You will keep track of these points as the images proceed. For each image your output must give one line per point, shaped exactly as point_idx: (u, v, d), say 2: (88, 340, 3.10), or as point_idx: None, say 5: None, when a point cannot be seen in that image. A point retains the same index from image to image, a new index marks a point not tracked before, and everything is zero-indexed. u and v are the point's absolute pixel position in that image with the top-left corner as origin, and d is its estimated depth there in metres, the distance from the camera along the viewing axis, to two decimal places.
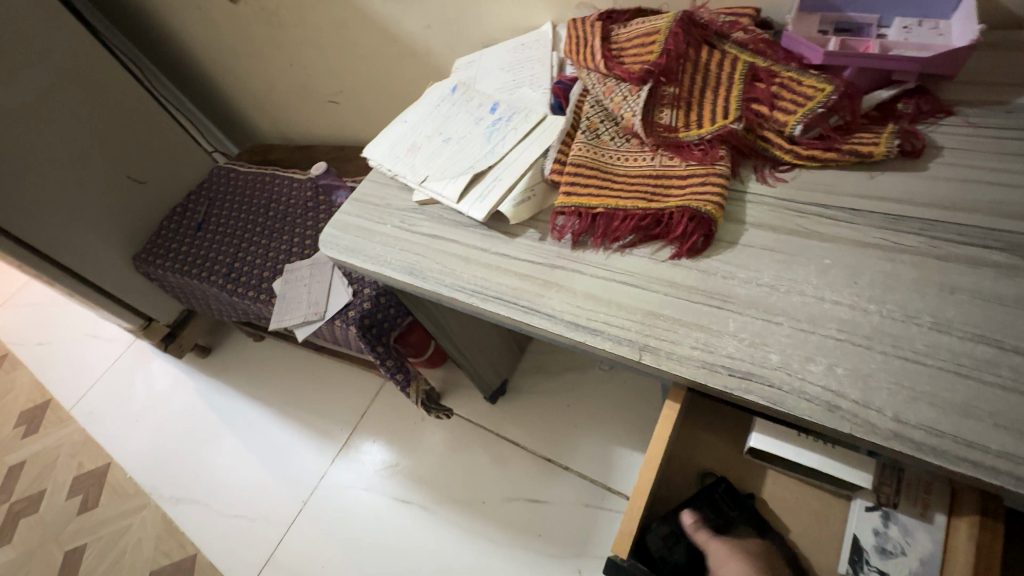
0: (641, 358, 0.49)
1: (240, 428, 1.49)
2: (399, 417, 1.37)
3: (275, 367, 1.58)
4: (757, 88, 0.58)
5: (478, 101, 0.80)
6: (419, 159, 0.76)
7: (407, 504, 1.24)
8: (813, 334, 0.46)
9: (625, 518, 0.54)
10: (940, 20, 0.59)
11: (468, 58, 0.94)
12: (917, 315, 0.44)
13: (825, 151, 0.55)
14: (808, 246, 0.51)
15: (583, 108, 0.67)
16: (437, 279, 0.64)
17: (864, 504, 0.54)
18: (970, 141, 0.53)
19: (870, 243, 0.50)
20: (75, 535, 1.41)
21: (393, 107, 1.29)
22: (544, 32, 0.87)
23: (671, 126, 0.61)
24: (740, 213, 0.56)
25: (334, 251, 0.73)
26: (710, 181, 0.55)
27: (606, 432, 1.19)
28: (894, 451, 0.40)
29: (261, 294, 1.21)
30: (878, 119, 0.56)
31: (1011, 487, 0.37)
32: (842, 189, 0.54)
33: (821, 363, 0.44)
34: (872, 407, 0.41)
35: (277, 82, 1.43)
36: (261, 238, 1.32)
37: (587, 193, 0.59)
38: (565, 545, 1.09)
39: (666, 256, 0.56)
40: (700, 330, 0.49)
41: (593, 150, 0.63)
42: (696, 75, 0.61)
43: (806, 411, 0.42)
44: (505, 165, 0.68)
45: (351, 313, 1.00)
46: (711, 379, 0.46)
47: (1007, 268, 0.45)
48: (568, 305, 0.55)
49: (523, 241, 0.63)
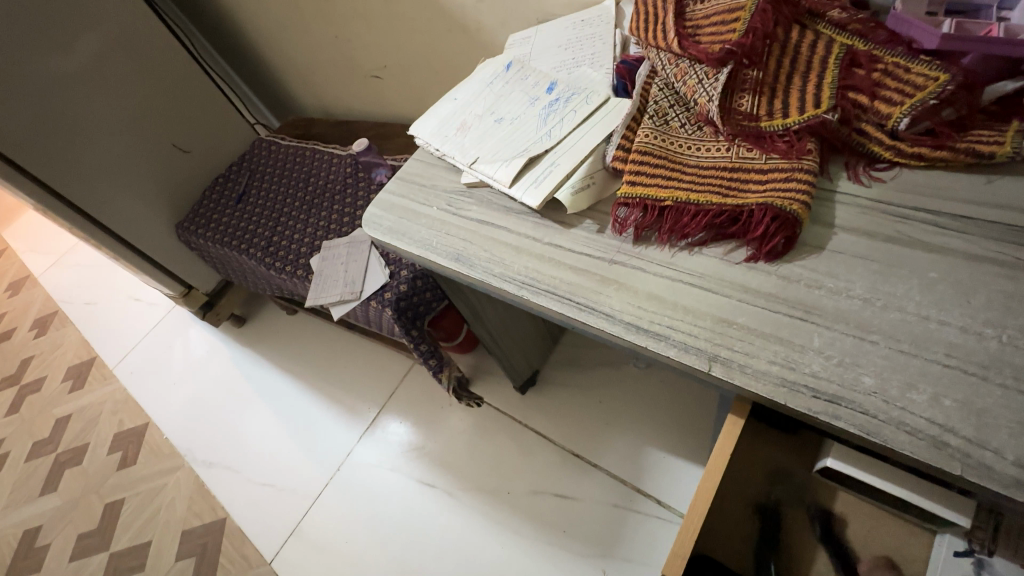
0: (711, 369, 0.45)
1: (271, 398, 1.52)
2: (426, 400, 1.37)
3: (307, 342, 1.59)
4: (856, 74, 0.51)
5: (534, 79, 0.75)
6: (469, 139, 0.72)
7: (431, 487, 1.24)
8: (915, 357, 0.40)
9: (679, 538, 0.50)
10: None
11: (523, 34, 0.89)
12: None
13: (934, 150, 0.49)
14: (908, 257, 0.46)
15: (650, 92, 0.61)
16: (485, 267, 0.61)
17: (952, 547, 0.50)
18: None
19: (984, 258, 0.44)
20: (115, 489, 1.46)
21: (438, 85, 1.25)
22: (606, 8, 0.81)
23: (752, 114, 0.55)
24: (829, 215, 0.51)
25: (377, 232, 0.71)
26: (796, 178, 0.50)
27: (640, 433, 1.15)
28: (1015, 500, 0.35)
29: (299, 270, 1.20)
30: (1000, 115, 0.48)
31: None
32: (951, 193, 0.49)
33: (925, 393, 0.39)
34: (988, 447, 0.36)
35: (322, 54, 1.40)
36: (301, 212, 1.32)
37: (654, 184, 0.54)
38: (590, 543, 1.07)
39: (741, 258, 0.51)
40: (779, 343, 0.44)
41: (661, 138, 0.58)
42: (784, 58, 0.55)
43: (906, 445, 0.37)
44: (563, 149, 0.63)
45: (388, 294, 0.99)
46: (793, 401, 0.41)
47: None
48: (628, 305, 0.51)
49: (579, 232, 0.59)
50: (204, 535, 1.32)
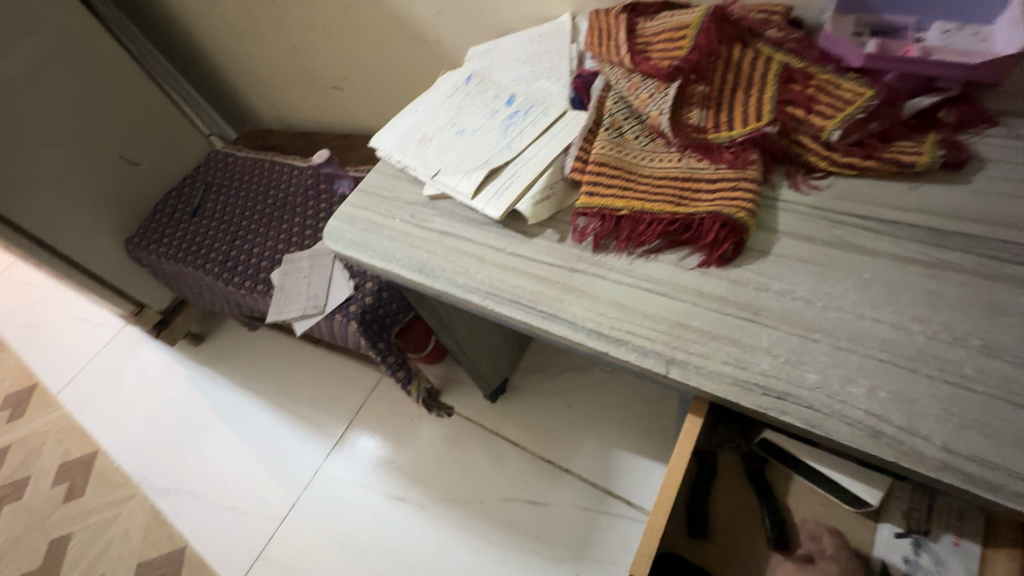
0: (669, 371, 0.47)
1: (232, 418, 1.46)
2: (396, 412, 1.35)
3: (270, 358, 1.55)
4: (792, 89, 0.55)
5: (494, 92, 0.76)
6: (431, 151, 0.72)
7: (403, 501, 1.22)
8: (853, 353, 0.43)
9: (645, 537, 0.51)
10: (984, 25, 0.57)
11: (482, 47, 0.91)
12: (964, 337, 0.42)
13: (864, 159, 0.53)
14: (844, 259, 0.49)
15: (606, 105, 0.64)
16: (450, 279, 0.61)
17: (893, 530, 0.51)
18: (1014, 154, 0.51)
19: (911, 258, 0.47)
20: (61, 523, 1.37)
21: (400, 97, 1.25)
22: (562, 23, 0.84)
23: (700, 127, 0.58)
24: (773, 222, 0.54)
25: (339, 246, 0.70)
26: (742, 187, 0.53)
27: (610, 436, 1.17)
28: (942, 483, 0.38)
29: (259, 284, 1.17)
30: (920, 127, 0.53)
31: None
32: (881, 200, 0.52)
33: (862, 385, 0.42)
34: (919, 434, 0.39)
35: (279, 64, 1.38)
36: (260, 226, 1.28)
37: (611, 195, 0.56)
38: (563, 548, 1.08)
39: (694, 264, 0.53)
40: (731, 344, 0.47)
41: (617, 149, 0.60)
42: (728, 75, 0.58)
43: (846, 436, 0.40)
44: (523, 161, 0.65)
45: (352, 307, 0.98)
46: (744, 398, 0.44)
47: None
48: (589, 312, 0.53)
49: (542, 241, 0.60)
50: (161, 567, 1.25)
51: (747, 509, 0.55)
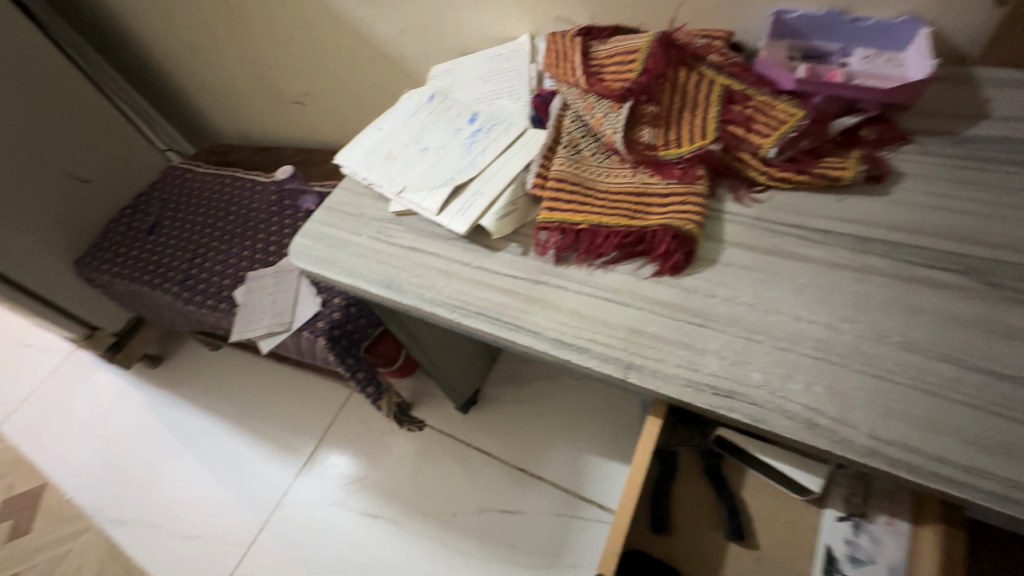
0: (627, 376, 0.50)
1: (194, 442, 1.41)
2: (366, 428, 1.33)
3: (233, 378, 1.50)
4: (733, 110, 0.60)
5: (457, 111, 0.79)
6: (396, 168, 0.74)
7: (376, 518, 1.20)
8: (792, 353, 0.47)
9: (610, 534, 0.54)
10: (897, 53, 0.63)
11: (445, 66, 0.93)
12: (888, 335, 0.46)
13: (797, 174, 0.57)
14: (783, 266, 0.53)
15: (564, 124, 0.67)
16: (417, 293, 0.63)
17: (834, 515, 0.53)
18: (927, 168, 0.56)
19: (842, 264, 0.52)
20: (7, 563, 1.30)
21: (364, 112, 1.25)
22: (521, 44, 0.87)
23: (651, 144, 0.62)
24: (720, 232, 0.57)
25: (306, 263, 0.70)
26: (690, 201, 0.57)
27: (580, 441, 1.19)
28: (870, 467, 0.42)
29: (222, 303, 1.15)
30: (845, 144, 0.58)
31: (975, 500, 0.38)
32: (814, 211, 0.57)
33: (800, 382, 0.45)
34: (849, 424, 0.43)
35: (240, 79, 1.36)
36: (222, 243, 1.26)
37: (570, 210, 0.59)
38: (537, 555, 1.09)
39: (649, 273, 0.56)
40: (683, 348, 0.50)
41: (574, 166, 0.63)
42: (675, 96, 0.63)
43: (786, 428, 0.44)
44: (486, 178, 0.67)
45: (320, 323, 0.98)
46: (696, 398, 0.47)
47: (980, 293, 0.47)
48: (553, 322, 0.55)
49: (506, 255, 0.63)
50: None
51: (706, 504, 0.59)
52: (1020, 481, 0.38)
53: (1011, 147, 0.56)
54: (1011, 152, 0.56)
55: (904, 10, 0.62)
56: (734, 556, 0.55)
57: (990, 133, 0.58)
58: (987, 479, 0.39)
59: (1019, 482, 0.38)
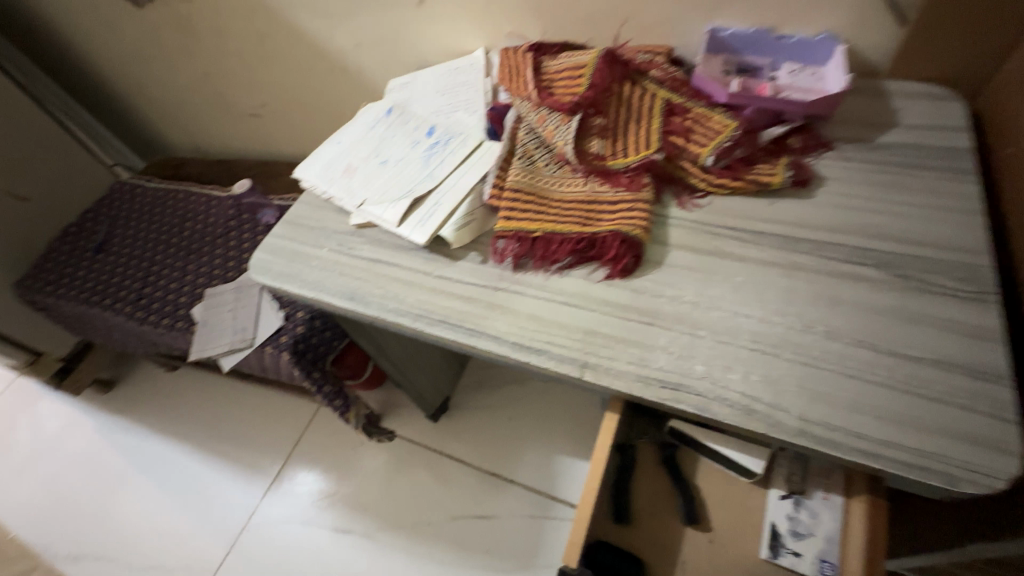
0: (583, 374, 0.53)
1: (152, 469, 1.36)
2: (335, 443, 1.32)
3: (193, 399, 1.46)
4: (673, 122, 0.65)
5: (414, 124, 0.80)
6: (356, 181, 0.75)
7: (348, 534, 1.19)
8: (731, 345, 0.51)
9: (574, 527, 0.56)
10: (819, 67, 0.69)
11: (402, 79, 0.95)
12: (814, 325, 0.51)
13: (733, 180, 0.62)
14: (722, 265, 0.57)
15: (518, 135, 0.70)
16: (380, 304, 0.64)
17: (778, 492, 0.57)
18: (846, 171, 0.62)
19: (773, 262, 0.56)
20: None
21: (323, 124, 1.25)
22: (476, 57, 0.90)
23: (600, 154, 0.65)
24: (665, 236, 0.61)
25: (266, 278, 0.70)
26: (637, 208, 0.60)
27: (550, 443, 1.22)
28: (801, 446, 0.46)
29: (179, 321, 1.12)
30: (774, 152, 0.64)
31: (889, 469, 0.43)
32: (749, 214, 0.61)
33: (738, 371, 0.49)
34: (782, 408, 0.47)
35: (192, 92, 1.33)
36: (177, 259, 1.22)
37: (526, 218, 0.62)
38: (511, 558, 1.11)
39: (601, 276, 0.60)
40: (633, 345, 0.53)
41: (529, 176, 0.66)
42: (621, 109, 0.67)
43: (727, 415, 0.47)
44: (444, 189, 0.69)
45: (283, 338, 0.97)
46: (646, 392, 0.50)
47: (893, 284, 0.52)
48: (512, 326, 0.58)
49: (466, 263, 0.65)
50: None
51: (664, 494, 0.62)
52: (928, 450, 0.43)
53: (918, 150, 0.62)
54: (918, 155, 0.61)
55: (822, 29, 0.68)
56: (690, 540, 0.58)
57: (901, 138, 0.63)
58: (899, 450, 0.43)
59: (927, 451, 0.43)
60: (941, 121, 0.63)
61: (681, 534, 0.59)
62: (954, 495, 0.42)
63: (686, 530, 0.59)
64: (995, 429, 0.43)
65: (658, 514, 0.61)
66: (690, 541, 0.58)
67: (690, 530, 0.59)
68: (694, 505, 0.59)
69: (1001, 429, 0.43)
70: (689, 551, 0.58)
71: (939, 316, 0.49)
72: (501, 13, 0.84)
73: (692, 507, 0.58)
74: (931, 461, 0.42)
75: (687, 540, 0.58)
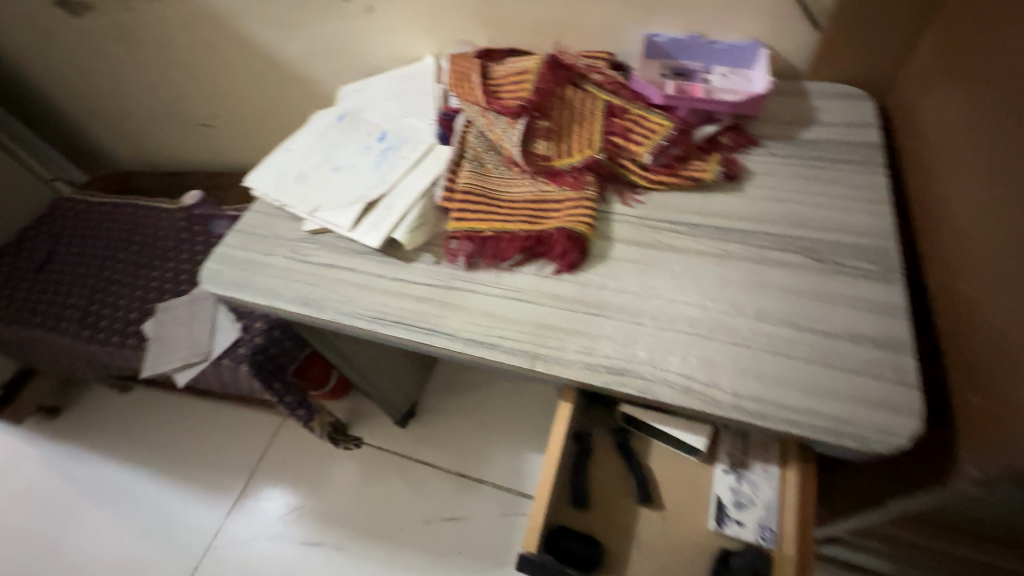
0: (534, 365, 0.55)
1: (106, 496, 1.30)
2: (302, 455, 1.30)
3: (150, 420, 1.40)
4: (614, 123, 0.68)
5: (366, 130, 0.81)
6: (308, 188, 0.75)
7: (318, 546, 1.17)
8: (670, 331, 0.54)
9: (533, 513, 0.58)
10: (746, 70, 0.74)
11: (353, 86, 0.95)
12: (744, 308, 0.55)
13: (670, 176, 0.66)
14: (662, 257, 0.61)
15: (468, 139, 0.72)
16: (335, 308, 0.64)
17: (722, 466, 0.60)
18: (772, 166, 0.66)
19: (708, 252, 0.60)
20: None
21: (277, 133, 1.24)
22: (426, 64, 0.91)
23: (546, 156, 0.68)
24: (609, 231, 0.64)
25: (218, 287, 0.70)
26: (582, 205, 0.63)
27: (518, 441, 1.24)
28: (734, 420, 0.49)
29: (130, 339, 1.08)
30: (707, 150, 0.68)
31: (811, 435, 0.47)
32: (686, 208, 0.65)
33: (677, 355, 0.53)
34: (717, 386, 0.50)
35: (136, 103, 1.30)
36: (126, 275, 1.18)
37: (477, 219, 0.64)
38: (485, 557, 1.12)
39: (550, 272, 0.62)
40: (581, 336, 0.56)
41: (479, 178, 0.68)
42: (564, 112, 0.70)
43: (668, 395, 0.51)
44: (397, 193, 0.71)
45: (241, 349, 0.96)
46: (593, 378, 0.53)
47: (813, 268, 0.56)
48: (466, 323, 0.59)
49: (420, 265, 0.66)
50: None
51: (619, 477, 0.64)
52: (844, 416, 0.47)
53: (835, 145, 0.67)
54: (835, 149, 0.67)
55: (747, 35, 0.73)
56: (645, 519, 0.61)
57: (821, 135, 0.68)
58: (820, 418, 0.47)
59: (844, 417, 0.47)
60: (855, 118, 0.69)
61: (637, 514, 0.62)
62: (868, 456, 0.47)
63: (640, 510, 0.62)
64: (902, 394, 0.47)
65: (614, 497, 0.63)
66: (644, 520, 0.61)
67: (644, 510, 0.62)
68: (646, 485, 0.62)
69: (907, 394, 0.47)
70: (645, 530, 0.61)
71: (854, 296, 0.54)
72: (449, 21, 0.86)
73: (646, 489, 0.61)
74: (846, 427, 0.47)
75: (642, 519, 0.61)
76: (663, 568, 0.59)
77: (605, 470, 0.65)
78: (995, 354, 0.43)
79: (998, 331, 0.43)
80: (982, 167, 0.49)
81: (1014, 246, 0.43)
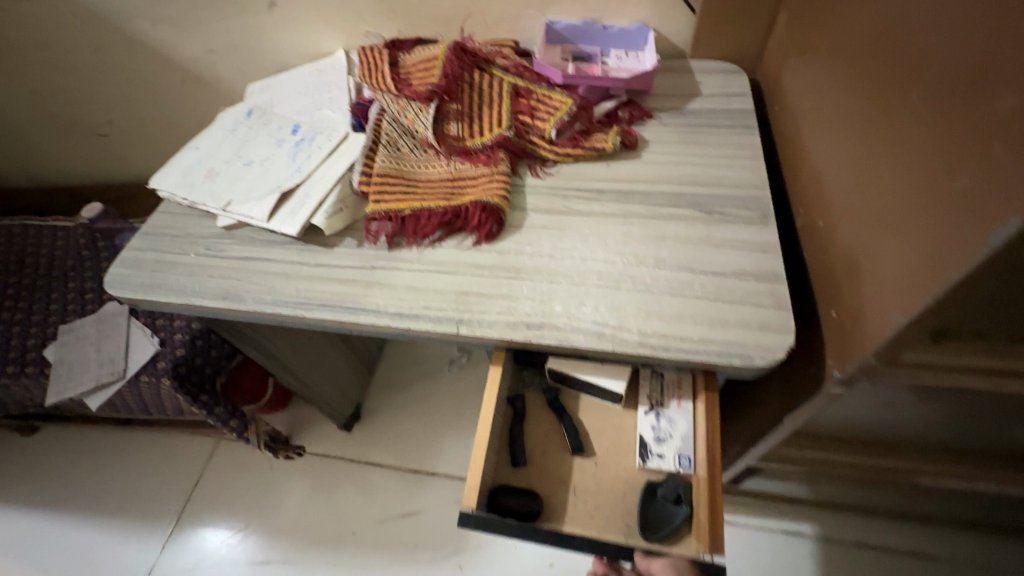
0: (459, 330, 0.57)
1: (15, 549, 1.17)
2: (242, 473, 1.24)
3: (63, 460, 1.29)
4: (520, 103, 0.72)
5: (278, 124, 0.80)
6: (219, 184, 0.73)
7: (267, 564, 1.12)
8: (583, 285, 0.59)
9: (471, 471, 0.60)
10: (637, 52, 0.81)
11: (262, 83, 0.93)
12: (645, 259, 0.60)
13: (575, 149, 0.71)
14: (572, 221, 0.65)
15: (382, 125, 0.73)
16: (256, 298, 0.63)
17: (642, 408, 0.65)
18: (665, 135, 0.73)
19: (613, 213, 0.65)
20: None
21: (184, 139, 1.18)
22: (337, 58, 0.91)
23: (459, 136, 0.71)
24: (523, 202, 0.68)
25: (127, 291, 0.66)
26: (495, 179, 0.67)
27: (466, 428, 1.25)
28: (643, 357, 0.54)
29: (29, 367, 0.99)
30: (607, 123, 0.74)
31: (708, 361, 0.53)
32: (591, 176, 0.70)
33: (589, 305, 0.57)
34: (626, 329, 0.55)
35: (17, 115, 1.19)
36: (18, 300, 1.08)
37: (395, 199, 0.66)
38: (442, 546, 1.12)
39: (470, 244, 0.65)
40: (502, 298, 0.59)
41: (394, 161, 0.69)
42: (473, 95, 0.73)
43: (583, 342, 0.55)
44: (313, 182, 0.71)
45: (161, 363, 0.91)
46: (516, 335, 0.56)
47: (703, 220, 0.63)
48: (391, 299, 0.61)
49: (341, 249, 0.66)
50: None
51: (552, 432, 0.68)
52: (734, 342, 0.53)
53: (716, 113, 0.75)
54: (716, 116, 0.74)
55: (634, 20, 0.80)
56: (579, 466, 0.65)
57: (704, 105, 0.76)
58: (715, 345, 0.53)
59: (733, 342, 0.53)
60: (731, 90, 0.78)
61: (571, 462, 0.66)
62: (757, 373, 0.53)
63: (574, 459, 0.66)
64: (779, 317, 0.54)
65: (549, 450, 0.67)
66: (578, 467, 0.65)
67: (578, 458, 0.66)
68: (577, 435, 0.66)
69: (783, 316, 0.54)
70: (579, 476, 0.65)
71: (737, 240, 0.61)
72: (355, 14, 0.87)
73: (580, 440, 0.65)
74: (735, 350, 0.53)
75: (576, 466, 0.65)
76: (598, 508, 0.63)
77: (539, 427, 0.69)
78: (846, 270, 0.50)
79: (848, 249, 0.50)
80: (825, 117, 0.57)
81: (851, 178, 0.51)
